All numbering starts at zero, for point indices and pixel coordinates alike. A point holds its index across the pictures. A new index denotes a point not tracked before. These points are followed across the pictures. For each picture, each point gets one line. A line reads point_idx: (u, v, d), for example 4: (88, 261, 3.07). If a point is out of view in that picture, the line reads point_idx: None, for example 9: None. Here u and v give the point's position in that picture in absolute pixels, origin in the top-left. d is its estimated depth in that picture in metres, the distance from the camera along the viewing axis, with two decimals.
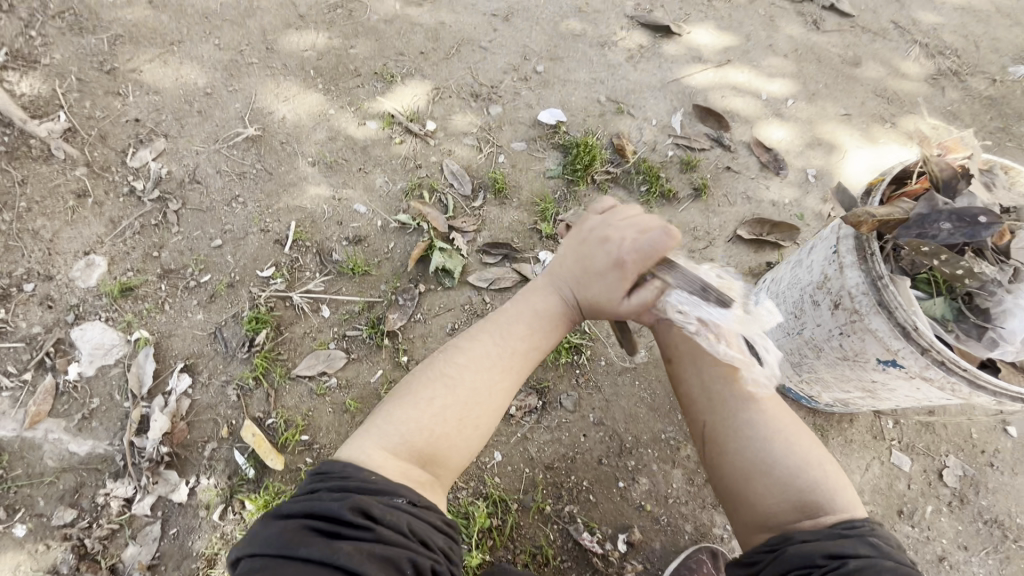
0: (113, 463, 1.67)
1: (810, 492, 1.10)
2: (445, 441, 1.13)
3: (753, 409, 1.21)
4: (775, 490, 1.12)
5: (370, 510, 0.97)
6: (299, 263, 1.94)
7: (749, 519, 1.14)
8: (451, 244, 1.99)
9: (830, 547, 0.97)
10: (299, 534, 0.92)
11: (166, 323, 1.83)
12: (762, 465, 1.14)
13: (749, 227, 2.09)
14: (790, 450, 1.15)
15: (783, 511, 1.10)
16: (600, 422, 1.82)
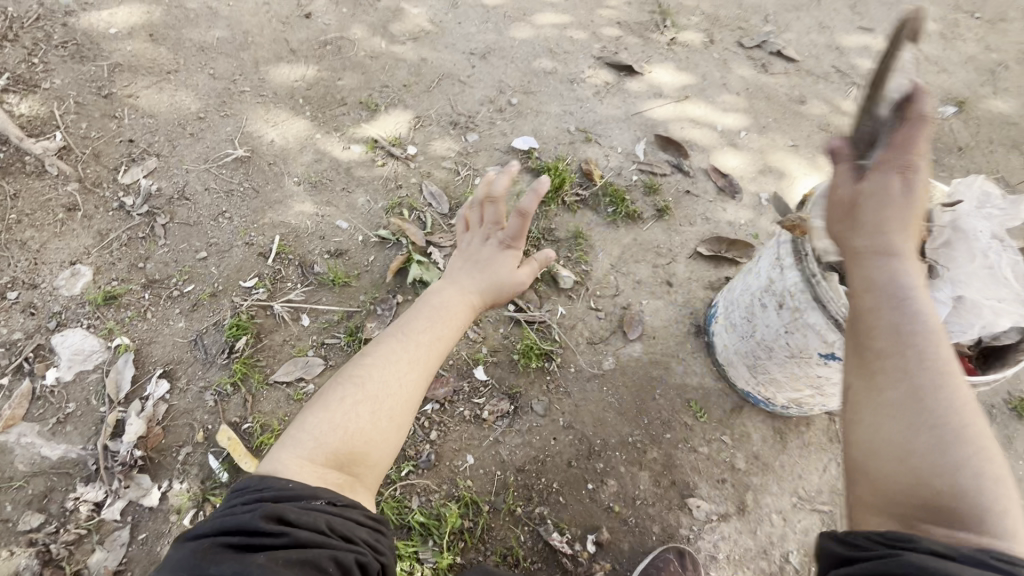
0: (84, 468, 1.67)
1: (962, 486, 0.72)
2: (361, 438, 1.17)
3: (914, 361, 0.81)
4: (910, 477, 0.75)
5: (286, 516, 0.99)
6: (282, 274, 2.02)
7: (861, 503, 0.80)
8: (428, 258, 2.10)
9: (979, 575, 0.62)
10: (209, 553, 0.92)
11: (147, 331, 1.88)
12: (892, 430, 0.79)
13: (708, 245, 2.24)
14: (950, 427, 0.76)
15: (908, 495, 0.74)
16: (570, 426, 1.89)
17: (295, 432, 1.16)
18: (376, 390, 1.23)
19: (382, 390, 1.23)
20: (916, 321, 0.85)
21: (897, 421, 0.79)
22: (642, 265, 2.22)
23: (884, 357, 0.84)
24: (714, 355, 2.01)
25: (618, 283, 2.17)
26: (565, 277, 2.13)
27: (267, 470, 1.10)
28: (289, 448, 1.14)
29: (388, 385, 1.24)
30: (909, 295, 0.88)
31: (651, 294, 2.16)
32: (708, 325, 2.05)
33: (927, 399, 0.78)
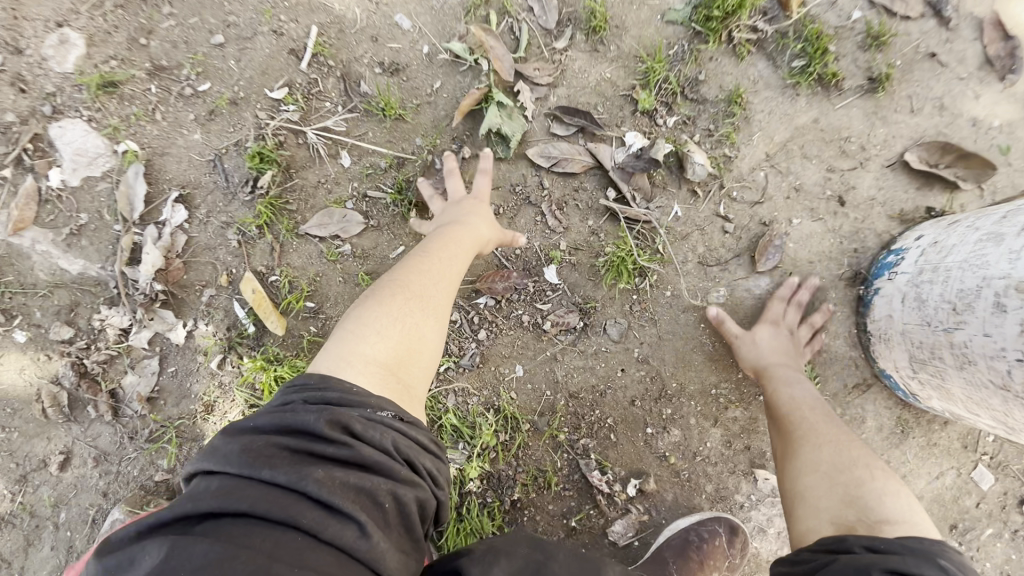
0: (107, 289, 1.52)
1: (876, 504, 1.06)
2: (412, 339, 1.22)
3: (810, 416, 1.30)
4: (823, 484, 1.14)
5: (351, 427, 1.00)
6: (319, 88, 1.51)
7: (801, 518, 1.13)
8: (514, 100, 1.50)
9: (892, 561, 0.87)
10: (262, 453, 0.93)
11: (159, 138, 1.51)
12: (812, 464, 1.18)
13: (920, 154, 1.52)
14: (862, 463, 1.15)
15: (836, 506, 1.09)
16: (645, 359, 1.54)
17: (351, 326, 1.21)
18: (414, 292, 1.27)
19: (420, 294, 1.27)
20: (809, 394, 1.37)
21: (815, 455, 1.20)
22: (809, 165, 1.55)
23: (796, 414, 1.31)
24: (863, 317, 1.50)
25: (765, 185, 1.55)
26: (696, 164, 1.52)
27: (327, 369, 1.13)
28: (338, 348, 1.17)
29: (428, 291, 1.29)
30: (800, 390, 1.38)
31: (808, 212, 1.54)
32: (873, 278, 1.48)
33: (838, 446, 1.20)
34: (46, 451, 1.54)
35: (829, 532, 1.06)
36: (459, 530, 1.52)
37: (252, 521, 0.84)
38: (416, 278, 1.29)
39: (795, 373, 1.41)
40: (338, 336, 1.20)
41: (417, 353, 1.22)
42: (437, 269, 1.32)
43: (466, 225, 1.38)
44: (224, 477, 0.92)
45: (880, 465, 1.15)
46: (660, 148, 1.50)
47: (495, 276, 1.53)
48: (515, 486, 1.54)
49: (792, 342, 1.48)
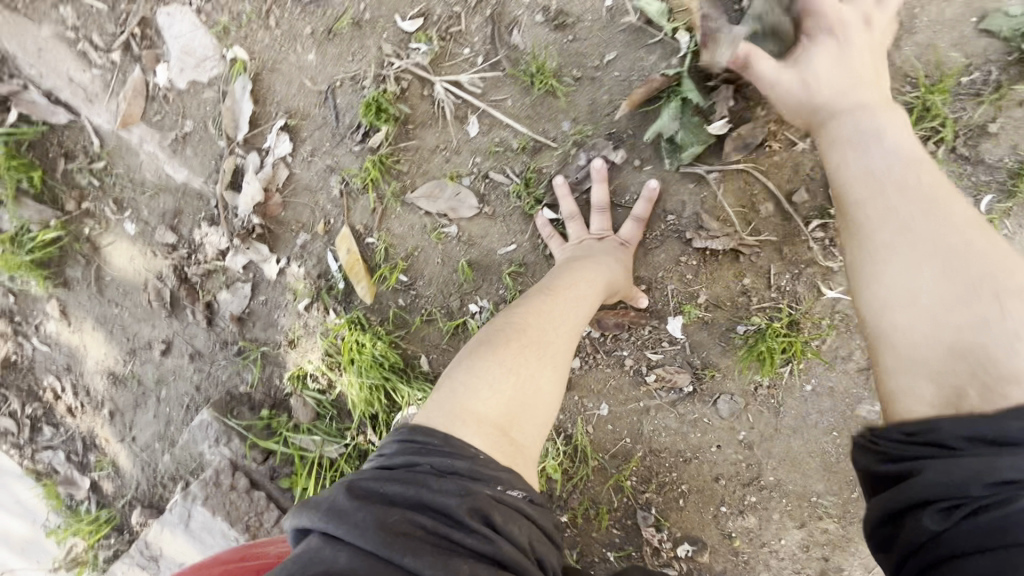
0: (207, 205, 1.45)
1: (998, 353, 0.68)
2: (532, 394, 1.02)
3: (894, 199, 0.81)
4: (915, 328, 0.74)
5: (491, 515, 0.81)
6: (460, 26, 1.18)
7: (885, 374, 0.76)
8: (705, 99, 1.10)
9: (1008, 465, 0.61)
10: (400, 530, 0.76)
11: (270, 49, 1.28)
12: (912, 294, 0.75)
13: None
14: (976, 280, 0.73)
15: (937, 359, 0.72)
16: (748, 444, 1.34)
17: (462, 378, 1.01)
18: (537, 342, 1.06)
19: (541, 343, 1.06)
20: (906, 156, 0.84)
21: (908, 283, 0.76)
22: None
23: (886, 195, 0.81)
24: None
25: None
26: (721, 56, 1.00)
27: (437, 425, 0.95)
28: (444, 399, 0.99)
29: (552, 339, 1.07)
30: (881, 155, 0.84)
31: None
32: None
33: (946, 257, 0.75)
34: (150, 336, 1.64)
35: (932, 396, 0.70)
36: None
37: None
38: (534, 322, 1.08)
39: (877, 121, 0.87)
40: (447, 385, 1.02)
41: (531, 408, 1.01)
42: (561, 319, 1.09)
43: (602, 268, 1.16)
44: (354, 549, 0.74)
45: (1022, 284, 0.72)
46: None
47: (609, 310, 1.32)
48: (565, 510, 1.50)
49: (857, 65, 0.91)
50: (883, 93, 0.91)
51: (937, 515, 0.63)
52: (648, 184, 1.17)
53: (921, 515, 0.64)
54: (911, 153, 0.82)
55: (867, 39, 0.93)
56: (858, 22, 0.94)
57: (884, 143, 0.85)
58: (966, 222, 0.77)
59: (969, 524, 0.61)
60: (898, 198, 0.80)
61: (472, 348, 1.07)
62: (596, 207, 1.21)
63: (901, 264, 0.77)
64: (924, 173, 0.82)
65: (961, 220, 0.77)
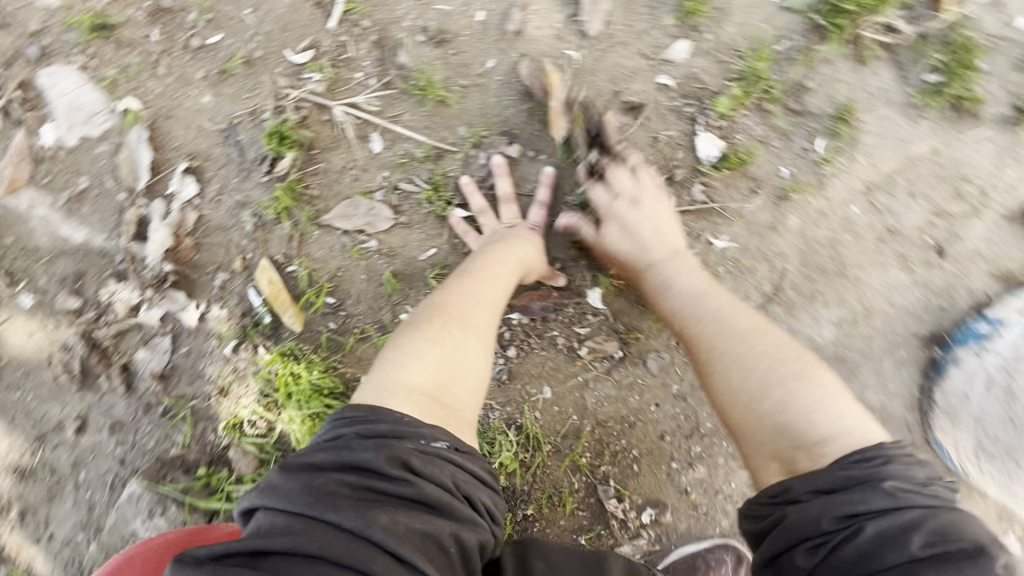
0: (112, 262, 1.40)
1: (806, 426, 0.97)
2: (459, 363, 1.10)
3: (701, 325, 1.15)
4: (752, 416, 1.02)
5: (410, 462, 0.93)
6: (349, 53, 1.27)
7: (748, 456, 1.02)
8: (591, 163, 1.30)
9: (841, 506, 0.85)
10: (326, 490, 0.86)
11: (163, 97, 1.30)
12: (733, 399, 1.05)
13: None
14: (769, 374, 1.04)
15: (772, 438, 0.99)
16: (682, 397, 1.44)
17: (390, 356, 1.11)
18: (456, 315, 1.16)
19: (461, 316, 1.15)
20: (696, 291, 1.20)
21: (730, 387, 1.06)
22: (914, 205, 1.32)
23: (697, 324, 1.15)
24: (931, 381, 1.36)
25: (856, 223, 1.34)
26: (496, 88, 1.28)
27: (369, 400, 1.04)
28: (378, 378, 1.08)
29: (471, 311, 1.17)
30: (682, 292, 1.21)
31: (898, 259, 1.34)
32: (954, 344, 1.33)
33: (746, 362, 1.07)
34: (61, 415, 1.52)
35: (778, 472, 0.97)
36: None
37: (322, 567, 0.77)
38: (454, 300, 1.18)
39: (673, 273, 1.23)
40: (379, 366, 1.10)
41: (461, 376, 1.10)
42: (478, 295, 1.19)
43: (514, 247, 1.26)
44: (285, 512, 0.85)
45: (798, 367, 1.03)
46: (672, 48, 1.25)
47: (533, 294, 1.41)
48: (529, 502, 1.51)
49: (656, 219, 1.26)
50: (681, 241, 1.27)
51: (806, 554, 0.84)
52: (544, 170, 1.29)
53: (795, 552, 0.85)
54: (697, 290, 1.19)
55: (653, 188, 1.28)
56: (640, 178, 1.28)
57: (683, 283, 1.21)
58: (756, 330, 1.11)
59: (832, 558, 0.82)
60: (703, 326, 1.14)
61: (398, 329, 1.18)
62: (503, 197, 1.31)
63: (723, 371, 1.07)
64: (714, 302, 1.17)
65: (749, 331, 1.11)
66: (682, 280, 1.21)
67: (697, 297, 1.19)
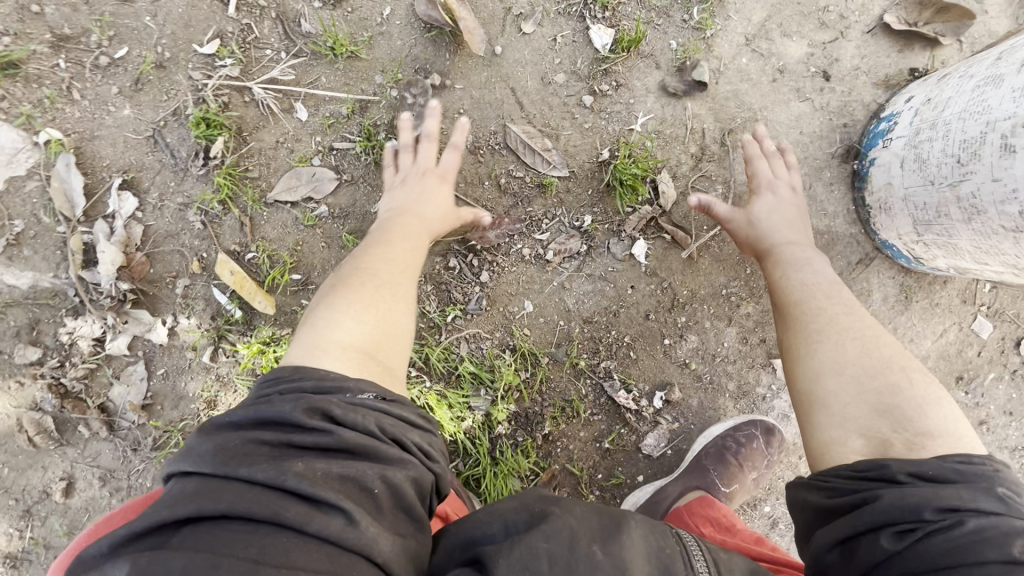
0: (66, 300, 1.37)
1: (914, 414, 0.95)
2: (389, 324, 1.14)
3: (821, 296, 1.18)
4: (846, 388, 1.02)
5: (332, 414, 0.89)
6: (254, 34, 1.34)
7: (824, 428, 1.01)
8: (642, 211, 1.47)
9: (946, 497, 0.79)
10: (240, 452, 0.83)
11: (82, 120, 1.33)
12: (838, 367, 1.04)
13: (901, 11, 1.47)
14: (884, 387, 1.00)
15: (867, 415, 0.98)
16: (653, 273, 1.51)
17: (323, 315, 1.12)
18: (383, 280, 1.19)
19: (390, 280, 1.20)
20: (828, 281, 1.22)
21: (840, 357, 1.05)
22: (791, 42, 1.49)
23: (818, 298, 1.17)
24: (860, 191, 1.49)
25: (749, 72, 1.49)
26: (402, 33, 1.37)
27: (301, 358, 1.03)
28: (310, 337, 1.08)
29: (399, 276, 1.21)
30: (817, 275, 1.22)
31: (794, 93, 1.49)
32: (866, 150, 1.46)
33: (865, 343, 1.07)
34: (45, 481, 1.43)
35: (860, 446, 0.95)
36: (497, 473, 1.50)
37: (231, 526, 0.74)
38: (382, 263, 1.22)
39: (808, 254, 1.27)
40: (310, 326, 1.10)
41: (394, 335, 1.13)
42: (397, 264, 1.23)
43: (426, 208, 1.31)
44: (193, 479, 0.81)
45: (909, 363, 1.04)
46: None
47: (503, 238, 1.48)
48: (544, 421, 1.52)
49: (798, 206, 1.37)
50: (808, 237, 1.32)
51: (893, 536, 0.78)
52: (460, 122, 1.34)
53: (881, 538, 0.79)
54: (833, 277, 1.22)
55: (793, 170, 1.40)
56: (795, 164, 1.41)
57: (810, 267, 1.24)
58: (894, 353, 1.05)
59: (922, 544, 0.76)
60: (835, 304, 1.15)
61: (327, 292, 1.18)
62: (427, 135, 1.35)
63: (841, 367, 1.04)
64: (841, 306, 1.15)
65: (890, 351, 1.06)
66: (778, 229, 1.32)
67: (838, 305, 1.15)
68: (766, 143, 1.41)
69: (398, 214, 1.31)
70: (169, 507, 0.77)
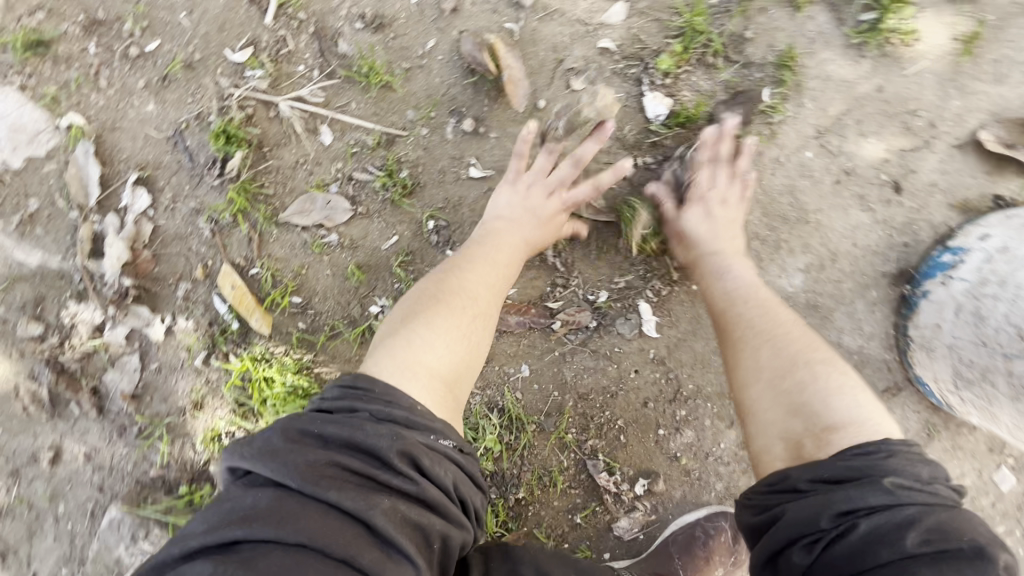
0: (71, 283, 1.37)
1: (823, 409, 1.02)
2: (475, 357, 1.13)
3: (745, 304, 1.20)
4: (768, 398, 1.08)
5: (418, 459, 0.89)
6: (289, 48, 1.28)
7: (754, 438, 1.08)
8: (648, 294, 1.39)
9: (839, 499, 0.87)
10: (325, 475, 0.83)
11: (106, 109, 1.29)
12: (757, 377, 1.11)
13: (1002, 130, 1.30)
14: (794, 385, 1.06)
15: (782, 417, 1.05)
16: (660, 361, 1.43)
17: (414, 333, 1.09)
18: (478, 308, 1.17)
19: (483, 310, 1.17)
20: (750, 279, 1.24)
21: (758, 363, 1.12)
22: (866, 143, 1.33)
23: (739, 305, 1.20)
24: (904, 319, 1.35)
25: (811, 168, 1.34)
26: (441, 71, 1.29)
27: (391, 375, 1.02)
28: (401, 354, 1.06)
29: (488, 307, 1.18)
30: (737, 275, 1.24)
31: (857, 199, 1.35)
32: (921, 278, 1.32)
33: (777, 344, 1.13)
34: (34, 447, 1.48)
35: (783, 451, 1.03)
36: None
37: (304, 552, 0.75)
38: (474, 280, 1.18)
39: (736, 261, 1.26)
40: (403, 340, 1.08)
41: (474, 371, 1.13)
42: (487, 277, 1.19)
43: (527, 227, 1.25)
44: (275, 489, 0.82)
45: (823, 357, 1.10)
46: (609, 11, 1.28)
47: (511, 307, 1.41)
48: (520, 485, 1.49)
49: (732, 219, 1.30)
50: (738, 244, 1.28)
51: (805, 547, 0.87)
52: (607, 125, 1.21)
53: (794, 548, 0.88)
54: (753, 275, 1.25)
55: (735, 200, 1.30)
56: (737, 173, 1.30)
57: (733, 267, 1.25)
58: (805, 348, 1.12)
59: (828, 552, 0.85)
60: (754, 309, 1.19)
61: (419, 304, 1.15)
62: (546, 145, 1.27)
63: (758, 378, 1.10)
64: (761, 305, 1.20)
65: (803, 345, 1.12)
66: (709, 227, 1.28)
67: (755, 305, 1.20)
68: (724, 146, 1.29)
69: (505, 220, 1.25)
70: (245, 522, 0.79)
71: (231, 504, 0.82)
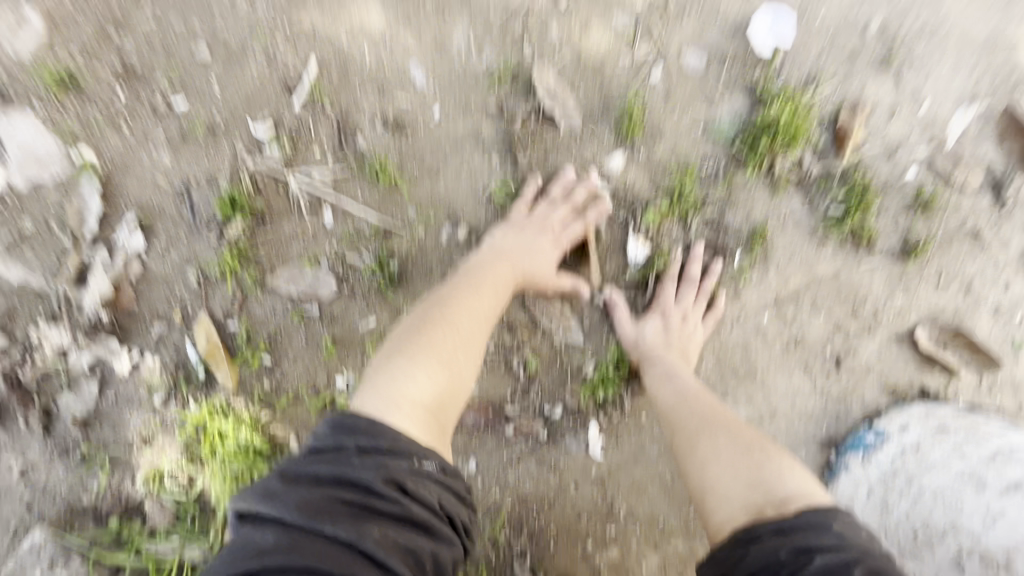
0: (48, 304, 1.39)
1: (777, 484, 1.08)
2: (459, 381, 1.18)
3: (698, 403, 1.29)
4: (725, 478, 1.13)
5: (404, 483, 0.95)
6: (309, 131, 1.36)
7: (714, 516, 1.10)
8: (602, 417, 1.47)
9: (798, 541, 0.95)
10: (323, 507, 0.89)
11: (121, 152, 1.34)
12: (711, 460, 1.17)
13: (934, 332, 1.45)
14: (753, 460, 1.14)
15: (741, 491, 1.10)
16: (600, 479, 1.50)
17: (401, 364, 1.14)
18: (461, 338, 1.20)
19: (466, 338, 1.21)
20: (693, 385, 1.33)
21: (713, 449, 1.18)
22: (816, 318, 1.46)
23: (687, 405, 1.28)
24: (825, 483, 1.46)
25: (766, 331, 1.46)
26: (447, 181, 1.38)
27: (377, 411, 1.06)
28: (384, 388, 1.10)
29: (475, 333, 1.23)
30: (679, 385, 1.32)
31: (801, 367, 1.47)
32: (845, 449, 1.44)
33: (730, 432, 1.21)
34: None
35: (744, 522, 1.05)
36: None
37: None
38: (454, 308, 1.23)
39: (678, 367, 1.36)
40: (387, 373, 1.13)
41: (458, 394, 1.18)
42: (469, 307, 1.24)
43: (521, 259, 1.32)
44: (277, 527, 0.88)
45: (772, 445, 1.18)
46: (609, 159, 1.39)
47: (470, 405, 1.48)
48: None
49: (684, 335, 1.40)
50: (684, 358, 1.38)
51: None
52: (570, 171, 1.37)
53: None
54: (695, 386, 1.33)
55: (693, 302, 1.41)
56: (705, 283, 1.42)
57: (675, 377, 1.34)
58: (753, 436, 1.20)
59: None
60: (701, 405, 1.28)
61: (406, 336, 1.20)
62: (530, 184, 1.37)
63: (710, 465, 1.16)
64: (709, 405, 1.29)
65: (750, 433, 1.21)
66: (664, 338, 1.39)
67: (704, 403, 1.29)
68: (693, 267, 1.41)
69: (498, 261, 1.32)
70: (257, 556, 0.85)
71: (240, 544, 0.88)
